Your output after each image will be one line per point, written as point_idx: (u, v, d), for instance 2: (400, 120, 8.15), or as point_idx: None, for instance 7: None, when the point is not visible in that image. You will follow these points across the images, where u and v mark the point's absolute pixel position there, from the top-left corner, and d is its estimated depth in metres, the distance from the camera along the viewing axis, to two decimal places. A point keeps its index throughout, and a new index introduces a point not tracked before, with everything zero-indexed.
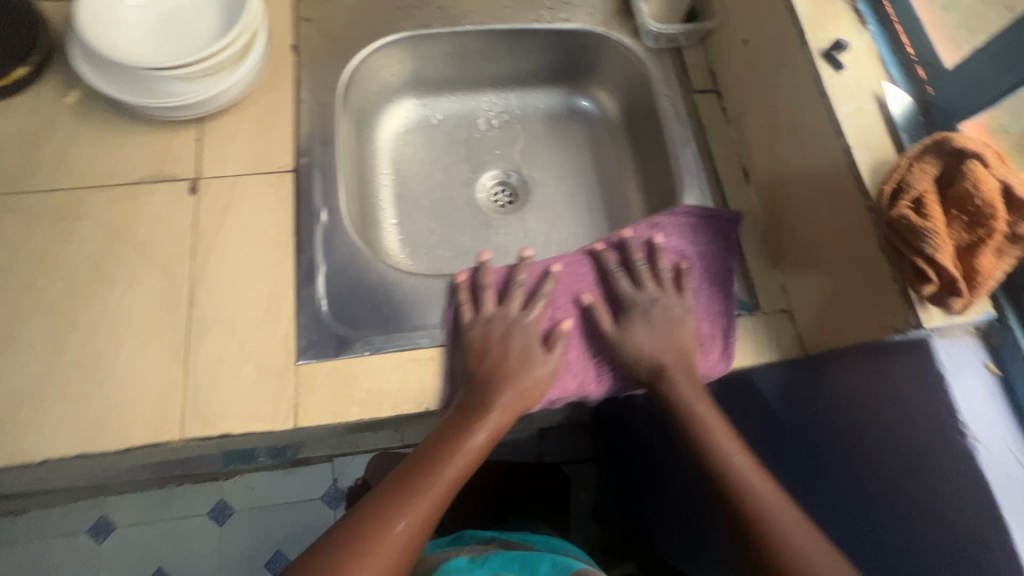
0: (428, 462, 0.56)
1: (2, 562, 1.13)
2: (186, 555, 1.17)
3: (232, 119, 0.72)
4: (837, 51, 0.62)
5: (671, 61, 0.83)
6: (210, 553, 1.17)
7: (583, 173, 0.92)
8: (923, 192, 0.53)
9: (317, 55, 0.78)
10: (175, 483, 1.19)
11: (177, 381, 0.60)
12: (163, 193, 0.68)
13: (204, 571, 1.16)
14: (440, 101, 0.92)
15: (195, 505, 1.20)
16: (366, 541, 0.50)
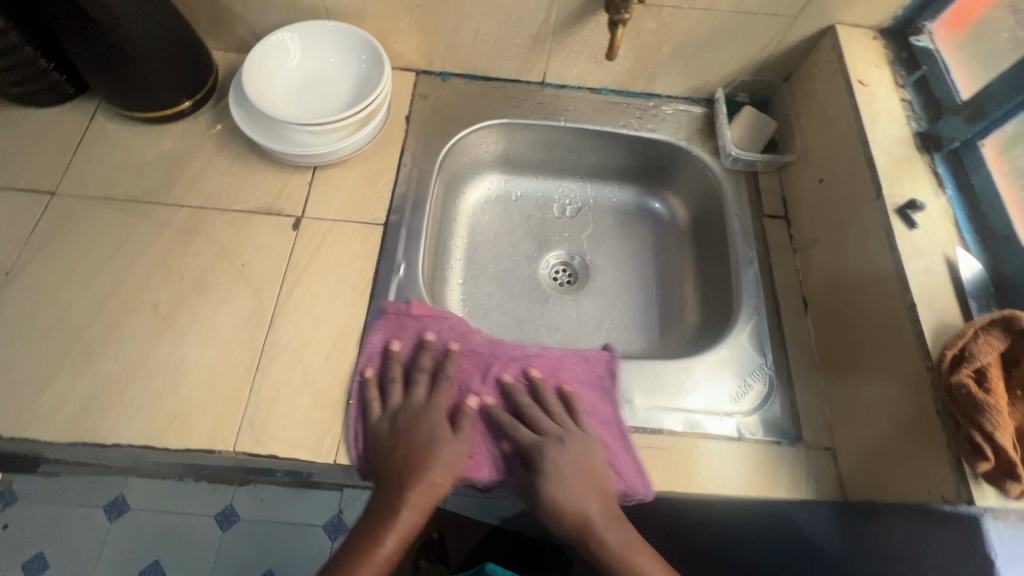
0: (345, 563, 0.55)
1: (28, 518, 1.19)
2: (186, 553, 1.19)
3: (342, 171, 0.81)
4: (912, 209, 0.64)
5: (746, 183, 0.87)
6: (207, 556, 1.19)
7: (643, 268, 0.95)
8: (987, 365, 0.53)
9: (425, 127, 0.87)
10: (192, 480, 1.23)
11: (242, 396, 0.65)
12: (270, 225, 0.76)
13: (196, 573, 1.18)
14: (522, 180, 1.00)
15: (205, 504, 1.23)
16: None
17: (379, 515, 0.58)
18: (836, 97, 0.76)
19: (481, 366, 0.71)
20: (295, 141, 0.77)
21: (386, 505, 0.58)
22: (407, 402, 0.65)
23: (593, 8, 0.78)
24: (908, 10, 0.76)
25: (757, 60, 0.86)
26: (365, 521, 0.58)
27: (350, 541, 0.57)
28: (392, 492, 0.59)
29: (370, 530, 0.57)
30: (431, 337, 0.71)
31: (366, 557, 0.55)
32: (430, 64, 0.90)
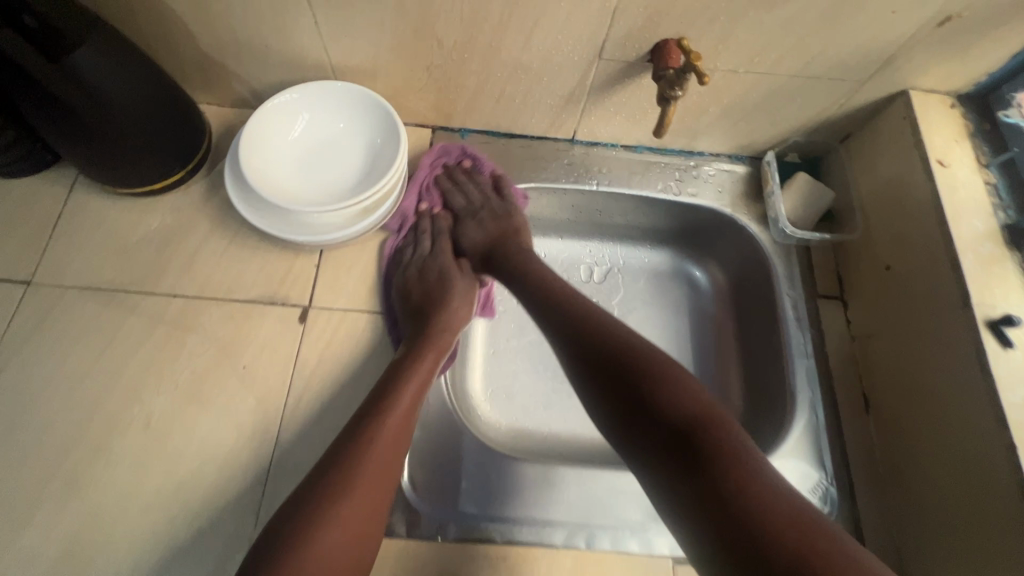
0: (372, 413, 0.55)
1: None
2: None
3: (352, 251, 0.73)
4: (1007, 325, 0.57)
5: (798, 259, 0.78)
6: None
7: (680, 342, 0.85)
8: None
9: (442, 194, 0.79)
10: None
11: (247, 529, 0.58)
12: (275, 318, 0.68)
13: None
14: (545, 241, 0.91)
15: None
16: (297, 551, 0.45)
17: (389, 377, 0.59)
18: (909, 174, 0.68)
19: (465, 214, 0.78)
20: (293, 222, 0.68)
21: (383, 384, 0.59)
22: (409, 257, 0.74)
23: (637, 71, 0.69)
24: (994, 77, 0.67)
25: (813, 121, 0.77)
26: (362, 412, 0.56)
27: (373, 393, 0.58)
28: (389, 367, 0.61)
29: (372, 416, 0.55)
30: (404, 186, 0.76)
31: (381, 412, 0.55)
32: (447, 120, 0.81)
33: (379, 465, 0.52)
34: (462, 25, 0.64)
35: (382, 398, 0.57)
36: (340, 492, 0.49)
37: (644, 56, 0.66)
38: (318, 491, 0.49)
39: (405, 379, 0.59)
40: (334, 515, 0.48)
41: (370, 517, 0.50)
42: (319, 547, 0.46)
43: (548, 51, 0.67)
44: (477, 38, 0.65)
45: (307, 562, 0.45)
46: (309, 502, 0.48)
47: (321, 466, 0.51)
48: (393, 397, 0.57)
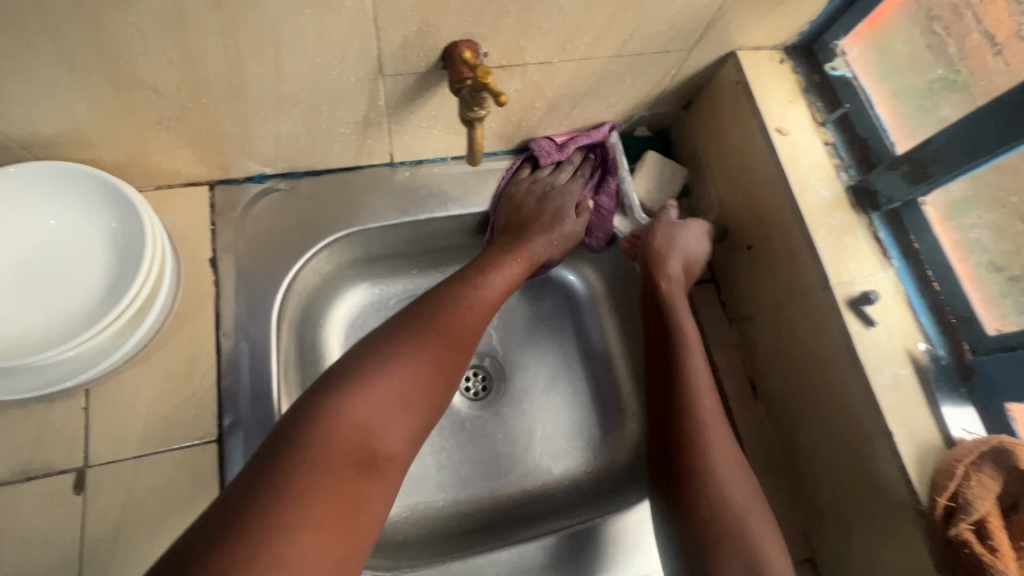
0: (454, 285, 0.57)
1: None
2: None
3: (131, 376, 0.56)
4: (866, 303, 0.54)
5: None
6: None
7: (565, 352, 0.81)
8: (985, 515, 0.45)
9: (244, 267, 0.63)
10: None
11: None
12: (39, 498, 0.52)
13: None
14: (395, 279, 0.78)
15: None
16: (373, 366, 0.47)
17: (473, 269, 0.60)
18: (752, 146, 0.62)
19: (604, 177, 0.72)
20: (24, 373, 0.50)
21: (479, 265, 0.61)
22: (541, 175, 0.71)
23: (436, 81, 0.56)
24: (815, 25, 0.61)
25: (650, 97, 0.69)
26: (455, 277, 0.58)
27: (450, 281, 0.58)
28: (486, 255, 0.63)
29: (465, 288, 0.57)
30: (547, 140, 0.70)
31: (463, 293, 0.56)
32: (225, 173, 0.63)
33: (454, 346, 0.52)
34: (176, 68, 0.47)
35: (474, 277, 0.59)
36: (415, 338, 0.50)
37: (436, 64, 0.53)
38: (377, 347, 0.49)
39: (489, 274, 0.60)
40: (412, 356, 0.49)
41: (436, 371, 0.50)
42: (394, 378, 0.47)
43: (311, 77, 0.51)
44: (207, 78, 0.49)
45: (376, 387, 0.46)
46: (388, 351, 0.49)
47: (400, 316, 0.53)
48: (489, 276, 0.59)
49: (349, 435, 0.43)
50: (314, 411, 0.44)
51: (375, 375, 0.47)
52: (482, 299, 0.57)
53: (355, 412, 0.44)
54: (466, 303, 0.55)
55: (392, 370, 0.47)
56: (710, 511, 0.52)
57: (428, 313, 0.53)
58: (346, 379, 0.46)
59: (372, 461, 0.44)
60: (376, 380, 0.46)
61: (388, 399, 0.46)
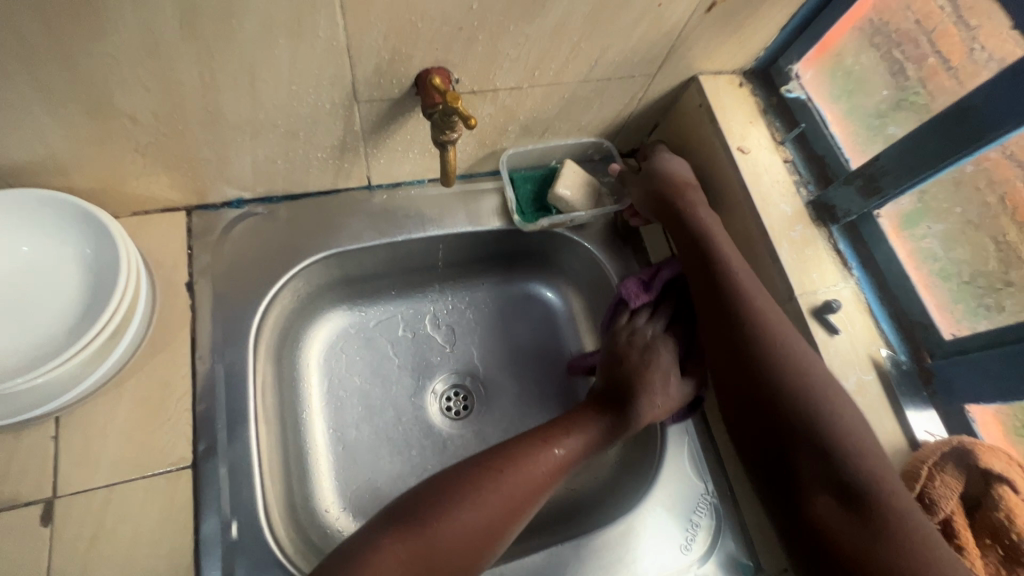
0: (541, 439, 0.55)
1: None
2: None
3: (104, 401, 0.56)
4: (829, 311, 0.56)
5: (636, 263, 0.77)
6: None
7: (546, 369, 0.82)
8: (951, 514, 0.47)
9: (220, 290, 0.63)
10: None
11: None
12: (3, 531, 0.50)
13: None
14: (376, 301, 0.79)
15: None
16: (430, 511, 0.47)
17: (555, 426, 0.57)
18: (717, 164, 0.65)
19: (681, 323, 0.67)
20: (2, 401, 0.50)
21: (566, 421, 0.58)
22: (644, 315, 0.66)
23: (410, 106, 0.58)
24: (771, 50, 0.65)
25: (618, 120, 0.71)
26: (537, 431, 0.56)
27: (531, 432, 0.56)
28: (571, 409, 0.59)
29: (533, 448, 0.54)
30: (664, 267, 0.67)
31: (539, 456, 0.53)
32: (202, 198, 0.64)
33: (501, 516, 0.49)
34: (152, 96, 0.48)
35: (550, 436, 0.55)
36: (478, 495, 0.49)
37: (409, 90, 0.55)
38: (439, 490, 0.49)
39: (569, 434, 0.56)
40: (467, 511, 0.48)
41: (470, 549, 0.47)
42: (441, 540, 0.46)
43: (288, 104, 0.53)
44: (185, 105, 0.50)
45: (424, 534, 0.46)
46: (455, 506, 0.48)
47: (470, 461, 0.52)
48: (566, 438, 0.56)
49: (395, 568, 0.44)
50: (365, 555, 0.44)
51: (433, 517, 0.47)
52: (556, 463, 0.54)
53: (391, 560, 0.44)
54: (533, 470, 0.53)
55: (450, 514, 0.47)
56: (868, 480, 0.45)
57: (494, 467, 0.51)
58: (403, 526, 0.46)
59: None
60: (426, 527, 0.46)
61: (440, 552, 0.46)
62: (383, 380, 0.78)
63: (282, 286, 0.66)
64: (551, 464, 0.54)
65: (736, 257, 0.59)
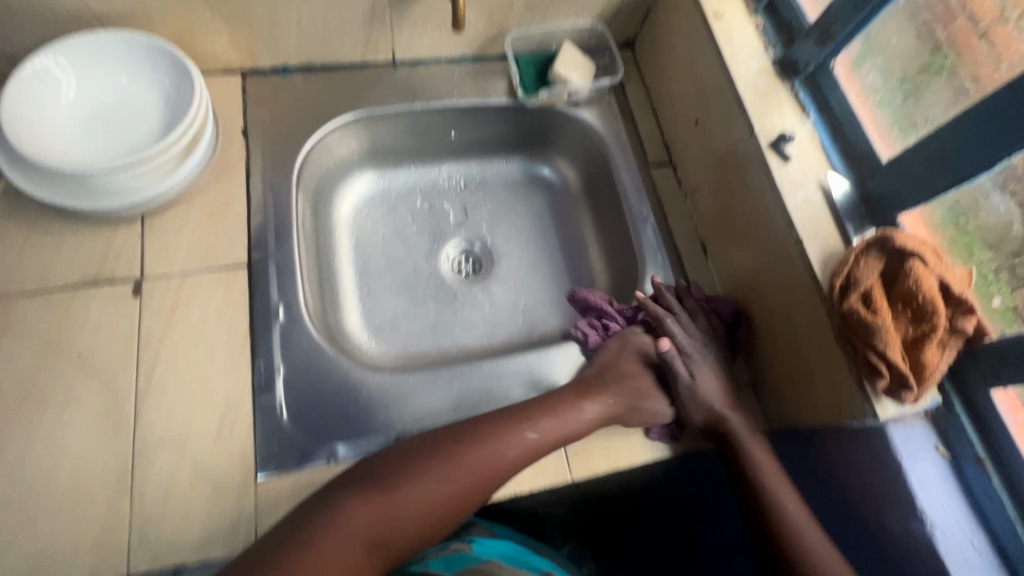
0: (513, 417, 0.59)
1: None
2: None
3: (178, 211, 0.69)
4: (783, 142, 0.65)
5: (628, 134, 0.85)
6: None
7: (546, 239, 0.93)
8: (871, 287, 0.55)
9: (268, 137, 0.75)
10: None
11: (123, 507, 0.55)
12: (103, 298, 0.63)
13: None
14: (397, 174, 0.91)
15: None
16: (401, 480, 0.51)
17: (527, 407, 0.61)
18: (696, 33, 0.74)
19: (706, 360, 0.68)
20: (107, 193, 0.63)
21: (538, 404, 0.62)
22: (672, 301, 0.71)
23: None
24: None
25: (612, 3, 0.81)
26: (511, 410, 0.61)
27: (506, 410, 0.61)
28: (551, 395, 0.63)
29: (503, 440, 0.57)
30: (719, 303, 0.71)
31: (513, 432, 0.58)
32: (255, 61, 0.76)
33: (471, 480, 0.54)
34: None
35: (527, 417, 0.60)
36: (443, 466, 0.53)
37: None
38: (411, 462, 0.53)
39: (538, 420, 0.60)
40: (434, 479, 0.52)
41: (431, 522, 0.51)
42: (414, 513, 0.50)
43: None
44: None
45: (376, 501, 0.49)
46: (416, 480, 0.51)
47: (437, 435, 0.56)
48: (535, 428, 0.59)
49: (359, 530, 0.47)
50: (318, 515, 0.47)
51: (402, 483, 0.51)
52: (527, 444, 0.58)
53: (356, 517, 0.47)
54: (506, 450, 0.57)
55: (422, 479, 0.52)
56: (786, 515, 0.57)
57: (464, 440, 0.56)
58: (367, 487, 0.50)
59: (377, 550, 0.47)
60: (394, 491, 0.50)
61: (402, 518, 0.49)
62: (403, 240, 0.89)
63: (319, 139, 0.78)
64: (524, 446, 0.58)
65: (707, 380, 0.66)
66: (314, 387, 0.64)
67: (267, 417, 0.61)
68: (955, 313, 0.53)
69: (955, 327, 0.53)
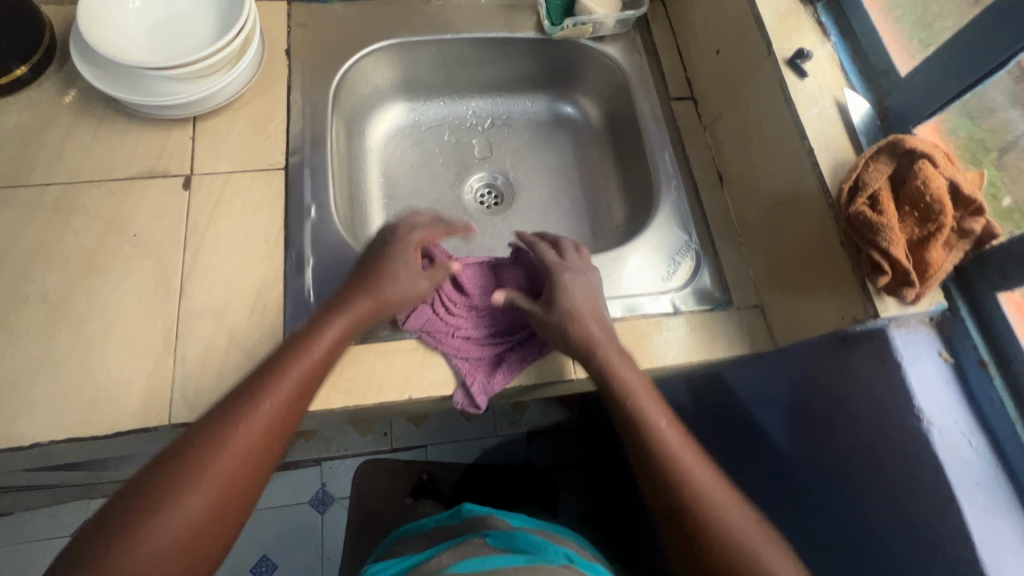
0: (257, 384, 0.53)
1: None
2: None
3: (226, 118, 0.75)
4: (801, 59, 0.66)
5: (650, 69, 0.87)
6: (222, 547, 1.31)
7: (567, 175, 0.95)
8: (878, 190, 0.56)
9: (309, 58, 0.81)
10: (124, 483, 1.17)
11: (168, 367, 0.62)
12: (158, 189, 0.70)
13: None
14: (426, 107, 0.95)
15: None
16: (152, 507, 0.46)
17: (264, 368, 0.55)
18: None
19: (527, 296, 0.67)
20: (167, 92, 0.70)
21: (276, 360, 0.56)
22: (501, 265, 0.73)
23: None
24: None
25: None
26: (248, 379, 0.54)
27: (242, 383, 0.54)
28: (298, 333, 0.58)
29: (221, 446, 0.50)
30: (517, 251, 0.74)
31: (259, 395, 0.53)
32: None
33: (235, 467, 0.49)
34: None
35: (268, 375, 0.54)
36: (190, 472, 0.48)
37: None
38: (151, 485, 0.47)
39: (288, 374, 0.54)
40: (195, 483, 0.47)
41: (228, 503, 0.49)
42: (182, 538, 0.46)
43: None
44: None
45: (161, 513, 0.46)
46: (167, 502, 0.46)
47: (168, 451, 0.50)
48: (288, 371, 0.55)
49: None
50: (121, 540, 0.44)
51: (144, 518, 0.45)
52: (280, 397, 0.53)
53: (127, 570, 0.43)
54: (199, 478, 0.48)
55: (158, 507, 0.46)
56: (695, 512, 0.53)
57: (207, 439, 0.50)
58: (116, 534, 0.44)
59: None
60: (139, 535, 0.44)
61: (171, 541, 0.45)
62: (429, 170, 0.94)
63: (354, 62, 0.83)
64: (284, 396, 0.53)
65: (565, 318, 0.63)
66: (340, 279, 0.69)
67: (296, 300, 0.67)
68: (964, 215, 0.54)
69: (963, 228, 0.53)
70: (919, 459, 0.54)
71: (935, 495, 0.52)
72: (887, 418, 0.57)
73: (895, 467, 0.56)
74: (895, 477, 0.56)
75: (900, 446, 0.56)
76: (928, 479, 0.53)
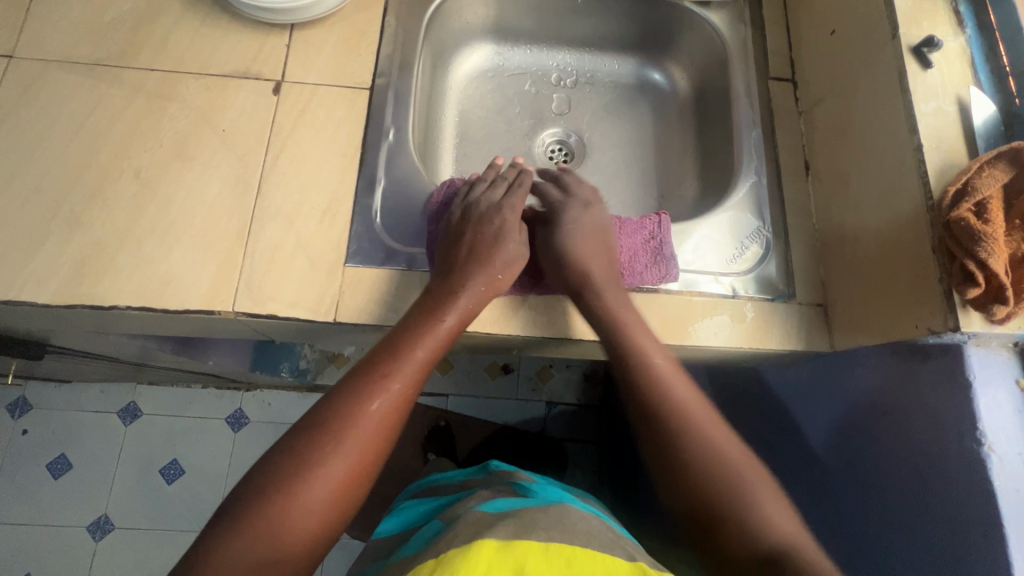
0: (426, 322, 0.57)
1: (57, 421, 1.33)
2: (230, 448, 1.34)
3: (321, 31, 0.76)
4: (928, 48, 0.61)
5: (753, 43, 0.82)
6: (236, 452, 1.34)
7: (642, 143, 0.92)
8: (988, 198, 0.52)
9: None
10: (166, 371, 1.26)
11: (235, 260, 0.65)
12: (248, 90, 0.72)
13: (218, 464, 1.33)
14: (513, 52, 0.94)
15: (255, 407, 1.37)
16: (328, 420, 0.49)
17: (427, 303, 0.59)
18: None
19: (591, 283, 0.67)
20: None
21: (431, 303, 0.59)
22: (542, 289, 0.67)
23: None
24: None
25: None
26: (413, 314, 0.58)
27: (409, 319, 0.58)
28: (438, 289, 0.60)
29: (365, 387, 0.51)
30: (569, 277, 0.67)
31: (420, 330, 0.56)
32: None
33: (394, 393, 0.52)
34: None
35: (434, 310, 0.58)
36: (359, 392, 0.51)
37: None
38: (324, 407, 0.51)
39: (439, 315, 0.58)
40: (362, 413, 0.50)
41: (380, 431, 0.51)
42: (393, 388, 0.52)
43: None
44: None
45: (326, 444, 0.48)
46: (305, 460, 0.47)
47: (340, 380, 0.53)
48: (443, 314, 0.58)
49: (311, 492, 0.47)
50: (267, 509, 0.45)
51: (315, 437, 0.49)
52: (438, 330, 0.57)
53: (316, 471, 0.47)
54: (370, 397, 0.51)
55: (337, 431, 0.49)
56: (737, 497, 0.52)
57: (372, 364, 0.53)
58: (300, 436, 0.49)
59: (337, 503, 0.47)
60: (316, 443, 0.48)
61: (342, 448, 0.48)
62: (504, 116, 0.92)
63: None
64: (437, 331, 0.57)
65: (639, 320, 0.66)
66: (405, 206, 0.70)
67: (364, 217, 0.68)
68: None
69: None
70: (973, 486, 0.51)
71: (989, 526, 0.50)
72: (948, 440, 0.54)
73: (946, 490, 0.54)
74: (943, 499, 0.54)
75: (957, 470, 0.53)
76: (981, 507, 0.50)
